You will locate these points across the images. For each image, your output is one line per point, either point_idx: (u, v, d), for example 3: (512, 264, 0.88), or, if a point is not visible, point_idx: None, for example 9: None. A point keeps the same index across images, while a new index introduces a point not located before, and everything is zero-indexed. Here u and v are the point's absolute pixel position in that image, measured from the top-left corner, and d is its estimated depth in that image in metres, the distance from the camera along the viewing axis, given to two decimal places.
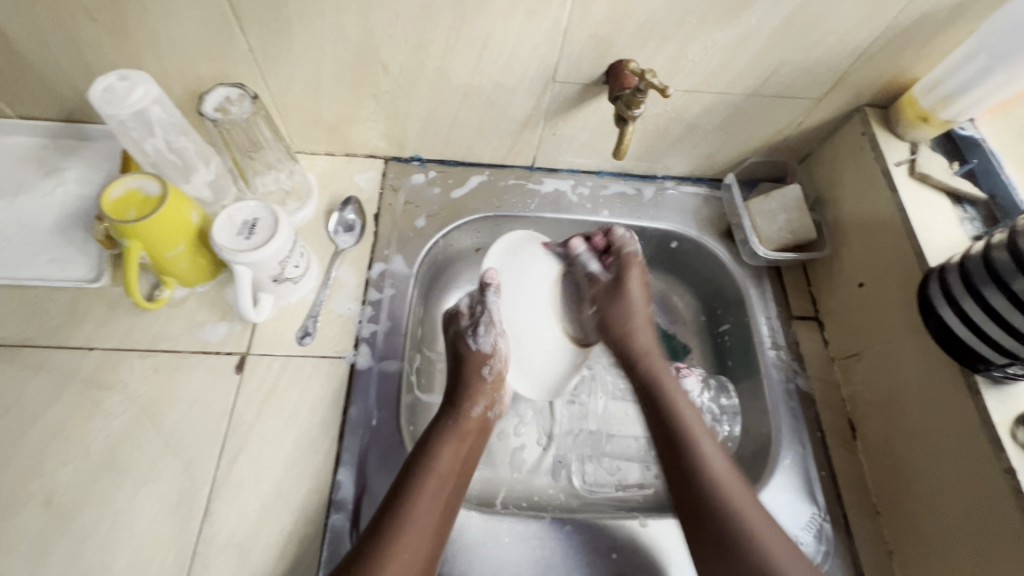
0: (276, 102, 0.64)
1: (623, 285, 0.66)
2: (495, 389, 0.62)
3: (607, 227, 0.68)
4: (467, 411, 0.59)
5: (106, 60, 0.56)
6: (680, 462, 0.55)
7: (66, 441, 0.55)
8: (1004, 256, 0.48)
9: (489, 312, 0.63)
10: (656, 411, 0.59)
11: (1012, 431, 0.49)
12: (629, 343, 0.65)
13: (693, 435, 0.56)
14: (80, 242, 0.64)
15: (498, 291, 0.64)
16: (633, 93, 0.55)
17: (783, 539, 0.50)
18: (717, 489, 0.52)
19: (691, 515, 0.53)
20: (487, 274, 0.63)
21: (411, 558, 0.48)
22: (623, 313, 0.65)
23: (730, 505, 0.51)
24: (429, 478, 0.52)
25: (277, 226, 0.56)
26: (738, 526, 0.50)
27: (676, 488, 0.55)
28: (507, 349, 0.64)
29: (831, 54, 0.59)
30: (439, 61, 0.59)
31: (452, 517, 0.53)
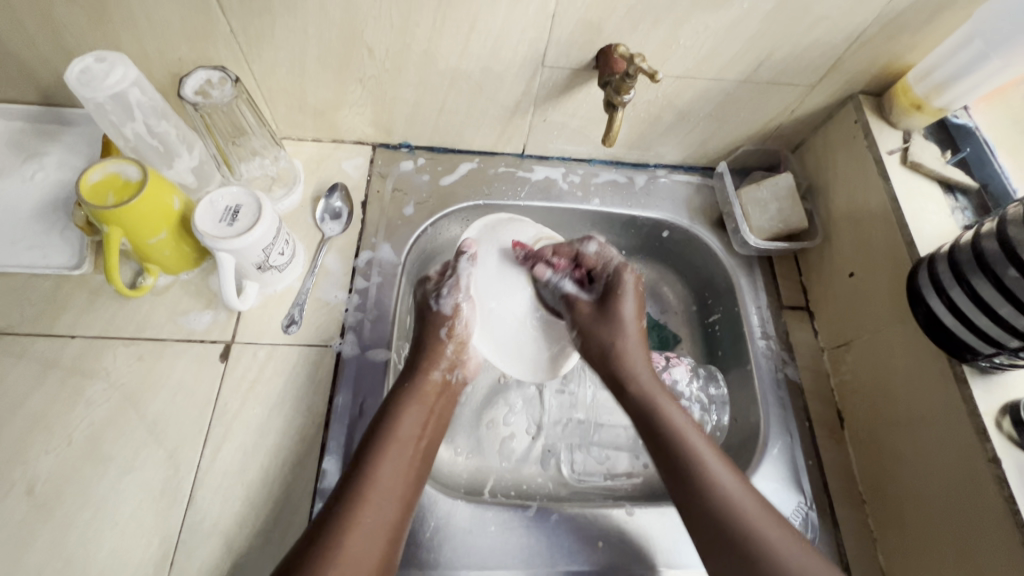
0: (261, 87, 0.63)
1: (613, 307, 0.61)
2: (457, 354, 0.61)
3: (575, 249, 0.63)
4: (426, 373, 0.58)
5: (83, 41, 0.55)
6: (686, 484, 0.52)
7: (49, 429, 0.54)
8: (993, 245, 0.48)
9: (456, 277, 0.61)
10: (653, 435, 0.55)
11: (997, 421, 0.49)
12: (621, 363, 0.59)
13: (693, 450, 0.53)
14: (61, 228, 0.63)
15: (474, 260, 0.62)
16: (623, 78, 0.55)
17: (798, 550, 0.48)
18: (734, 514, 0.49)
19: (705, 540, 0.50)
20: (464, 243, 0.62)
21: (375, 523, 0.47)
22: (615, 334, 0.60)
23: (747, 525, 0.49)
24: (390, 447, 0.52)
25: (261, 211, 0.55)
26: (760, 547, 0.48)
27: (694, 529, 0.51)
28: (471, 313, 0.62)
29: (823, 40, 0.58)
30: (425, 44, 0.58)
31: (419, 483, 0.52)
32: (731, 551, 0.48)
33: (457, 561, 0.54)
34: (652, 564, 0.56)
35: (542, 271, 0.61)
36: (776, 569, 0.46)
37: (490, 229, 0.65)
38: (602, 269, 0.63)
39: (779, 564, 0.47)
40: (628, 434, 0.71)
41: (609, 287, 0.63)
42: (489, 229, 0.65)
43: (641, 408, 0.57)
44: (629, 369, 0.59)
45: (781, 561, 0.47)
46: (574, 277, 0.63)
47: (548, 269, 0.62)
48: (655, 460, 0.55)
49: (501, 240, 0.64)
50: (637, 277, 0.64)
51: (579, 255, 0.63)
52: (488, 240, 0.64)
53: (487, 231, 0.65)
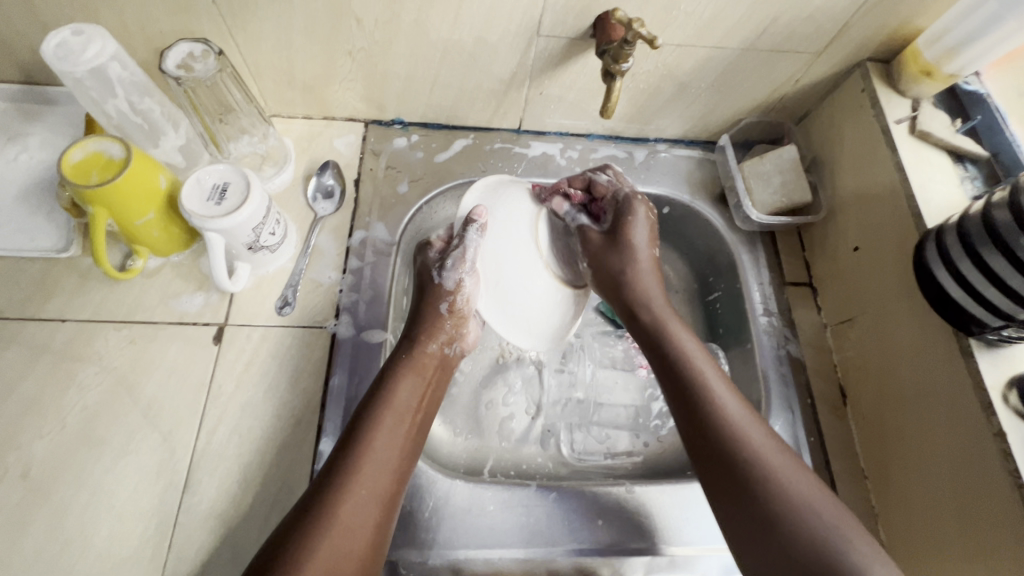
0: (247, 61, 0.61)
1: (624, 237, 0.61)
2: (456, 327, 0.60)
3: (587, 177, 0.63)
4: (424, 346, 0.58)
5: (59, 14, 0.53)
6: (691, 407, 0.51)
7: (42, 413, 0.54)
8: (1005, 215, 0.46)
9: (463, 248, 0.57)
10: (663, 358, 0.56)
11: (1004, 395, 0.48)
12: (633, 291, 0.60)
13: (700, 374, 0.53)
14: (47, 210, 0.62)
15: (482, 230, 0.57)
16: (621, 46, 0.53)
17: (799, 475, 0.46)
18: (734, 434, 0.49)
19: (703, 460, 0.49)
20: (475, 211, 0.57)
21: (370, 491, 0.47)
22: (625, 262, 0.60)
23: (745, 446, 0.48)
24: (386, 416, 0.51)
25: (249, 189, 0.53)
26: (753, 469, 0.47)
27: (693, 447, 0.50)
28: (475, 287, 0.59)
29: (832, 3, 0.56)
30: (415, 14, 0.55)
31: (415, 453, 0.52)
32: (722, 468, 0.48)
33: (455, 540, 0.54)
34: (653, 541, 0.56)
35: (559, 207, 0.61)
36: (765, 491, 0.46)
37: (495, 189, 0.61)
38: (610, 197, 0.63)
39: (771, 484, 0.46)
40: (629, 413, 0.70)
41: (619, 214, 0.62)
42: (490, 193, 0.60)
43: (651, 334, 0.58)
44: (641, 300, 0.60)
45: (770, 479, 0.46)
46: (589, 212, 0.63)
47: (564, 203, 0.61)
48: (664, 386, 0.55)
49: (508, 205, 0.59)
50: (647, 205, 0.63)
51: (590, 184, 0.64)
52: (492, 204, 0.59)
53: (493, 193, 0.60)
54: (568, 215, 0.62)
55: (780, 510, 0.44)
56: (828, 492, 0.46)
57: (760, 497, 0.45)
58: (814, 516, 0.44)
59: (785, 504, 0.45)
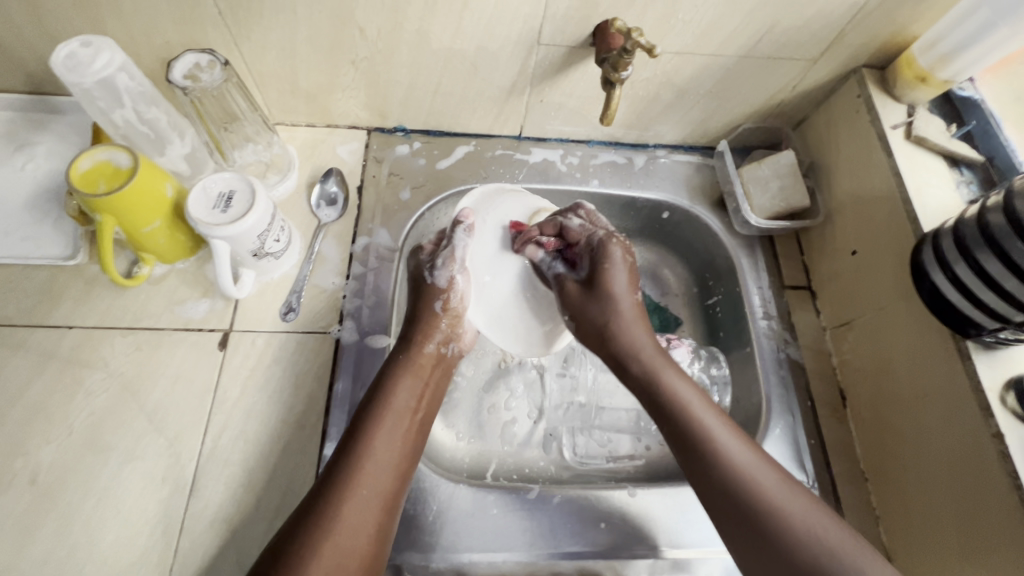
0: (252, 71, 0.62)
1: (602, 287, 0.58)
2: (451, 327, 0.60)
3: (559, 221, 0.61)
4: (420, 346, 0.58)
5: (68, 26, 0.54)
6: (699, 463, 0.50)
7: (49, 420, 0.54)
8: (999, 219, 0.47)
9: (451, 248, 0.60)
10: (661, 411, 0.53)
11: (1001, 396, 0.49)
12: (622, 344, 0.57)
13: (703, 424, 0.51)
14: (54, 218, 0.63)
15: (470, 231, 0.61)
16: (620, 54, 0.54)
17: (826, 528, 0.45)
18: (755, 497, 0.47)
19: (722, 515, 0.48)
20: (463, 213, 0.61)
21: (372, 490, 0.48)
22: (608, 313, 0.57)
23: (763, 501, 0.47)
24: (385, 418, 0.52)
25: (255, 197, 0.54)
26: (781, 528, 0.45)
27: (710, 505, 0.49)
28: (466, 285, 0.61)
29: (827, 11, 0.57)
30: (418, 24, 0.56)
31: (415, 453, 0.52)
32: (754, 537, 0.46)
33: (459, 544, 0.54)
34: (655, 543, 0.56)
35: (533, 251, 0.60)
36: (800, 555, 0.44)
37: (486, 198, 0.63)
38: (585, 242, 0.60)
39: (806, 547, 0.44)
40: (630, 416, 0.71)
41: (595, 259, 0.59)
42: (486, 197, 0.63)
43: (644, 384, 0.55)
44: (632, 351, 0.57)
45: (796, 534, 0.45)
46: (563, 258, 0.61)
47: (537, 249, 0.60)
48: (666, 438, 0.53)
49: (499, 212, 0.63)
50: (622, 244, 0.60)
51: (562, 230, 0.61)
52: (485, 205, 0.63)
53: (484, 200, 0.63)
54: (544, 262, 0.60)
55: (817, 570, 0.43)
56: (847, 530, 0.45)
57: (795, 556, 0.44)
58: (842, 561, 0.43)
59: (810, 552, 0.44)
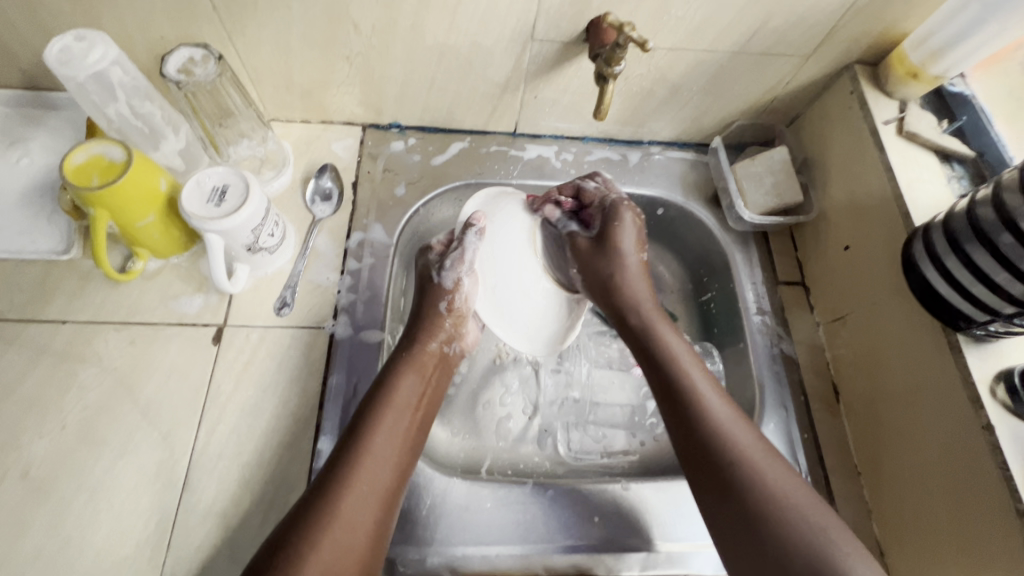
0: (246, 66, 0.62)
1: (610, 242, 0.60)
2: (456, 325, 0.61)
3: (575, 185, 0.64)
4: (424, 344, 0.58)
5: (62, 20, 0.54)
6: (679, 411, 0.52)
7: (42, 414, 0.54)
8: (989, 213, 0.47)
9: (462, 251, 0.59)
10: (652, 363, 0.56)
11: (992, 389, 0.49)
12: (624, 296, 0.59)
13: (685, 374, 0.53)
14: (49, 213, 0.63)
15: (481, 234, 0.60)
16: (613, 49, 0.54)
17: (782, 474, 0.47)
18: (720, 439, 0.49)
19: (693, 465, 0.50)
20: (473, 216, 0.59)
21: (370, 487, 0.47)
22: (610, 266, 0.60)
23: (732, 450, 0.48)
24: (386, 416, 0.52)
25: (249, 192, 0.54)
26: (739, 471, 0.47)
27: (682, 452, 0.51)
28: (472, 287, 0.61)
29: (820, 7, 0.57)
30: (412, 19, 0.56)
31: (416, 450, 0.53)
32: (709, 472, 0.48)
33: (453, 537, 0.54)
34: (649, 537, 0.56)
35: (550, 211, 0.61)
36: (751, 490, 0.46)
37: (493, 201, 0.62)
38: (598, 203, 0.62)
39: (758, 486, 0.46)
40: (625, 412, 0.71)
41: (606, 220, 0.61)
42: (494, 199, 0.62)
43: (635, 330, 0.59)
44: (630, 304, 0.59)
45: (759, 483, 0.46)
46: (577, 219, 0.63)
47: (555, 209, 0.62)
48: (653, 386, 0.55)
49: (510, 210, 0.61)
50: (634, 210, 0.62)
51: (579, 193, 0.64)
52: (493, 207, 0.61)
53: (492, 202, 0.62)
54: (561, 221, 0.62)
55: (768, 515, 0.44)
56: (814, 494, 0.46)
57: (755, 509, 0.45)
58: (801, 520, 0.44)
59: (768, 503, 0.45)
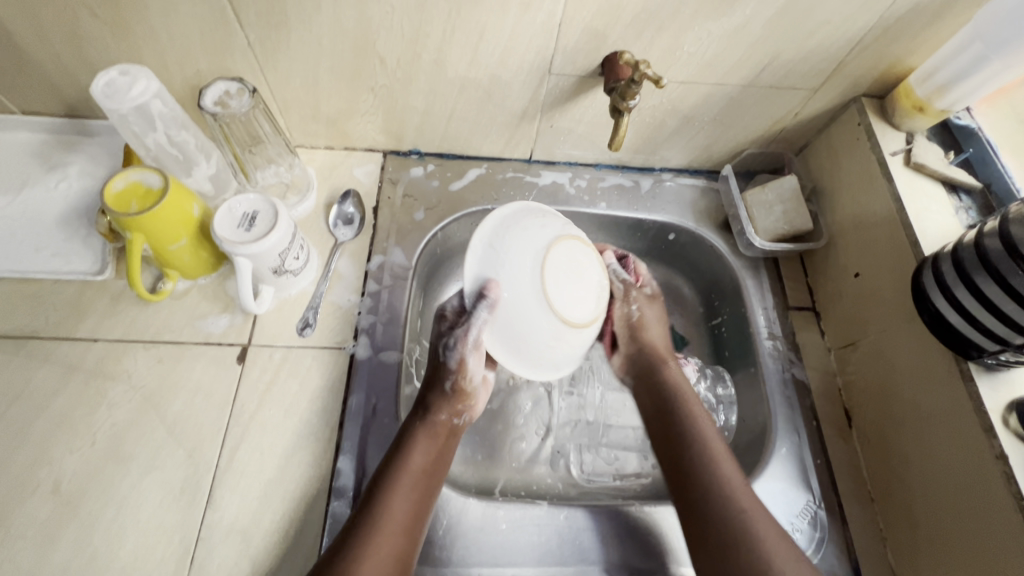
0: (276, 97, 0.65)
1: (652, 308, 0.66)
2: (462, 400, 0.58)
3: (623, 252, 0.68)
4: (434, 415, 0.57)
5: (108, 55, 0.57)
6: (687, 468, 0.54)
7: (72, 430, 0.56)
8: (995, 244, 0.49)
9: (468, 328, 0.55)
10: (667, 422, 0.58)
11: (1004, 418, 0.50)
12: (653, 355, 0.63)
13: (688, 408, 0.58)
14: (84, 235, 0.65)
15: (492, 305, 0.53)
16: (627, 85, 0.56)
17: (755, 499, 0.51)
18: (706, 462, 0.53)
19: (694, 524, 0.51)
20: (487, 286, 0.53)
21: (385, 553, 0.48)
22: (653, 326, 0.64)
23: (736, 508, 0.50)
24: (399, 483, 0.51)
25: (277, 217, 0.56)
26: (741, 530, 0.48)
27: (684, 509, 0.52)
28: (478, 364, 0.57)
29: (826, 44, 0.59)
30: (435, 54, 0.59)
31: (426, 518, 0.52)
32: (692, 493, 0.52)
33: (469, 558, 0.55)
34: (662, 561, 0.56)
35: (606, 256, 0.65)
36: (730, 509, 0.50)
37: (496, 251, 0.54)
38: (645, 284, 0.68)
39: (737, 515, 0.49)
40: (637, 434, 0.71)
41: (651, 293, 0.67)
42: (509, 219, 0.56)
43: (648, 368, 0.62)
44: (654, 361, 0.63)
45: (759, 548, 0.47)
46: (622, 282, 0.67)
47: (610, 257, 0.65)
48: (662, 442, 0.57)
49: (512, 260, 0.53)
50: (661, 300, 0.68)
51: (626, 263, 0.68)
52: (501, 230, 0.55)
53: (494, 254, 0.54)
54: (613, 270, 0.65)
55: None
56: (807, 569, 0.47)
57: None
58: None
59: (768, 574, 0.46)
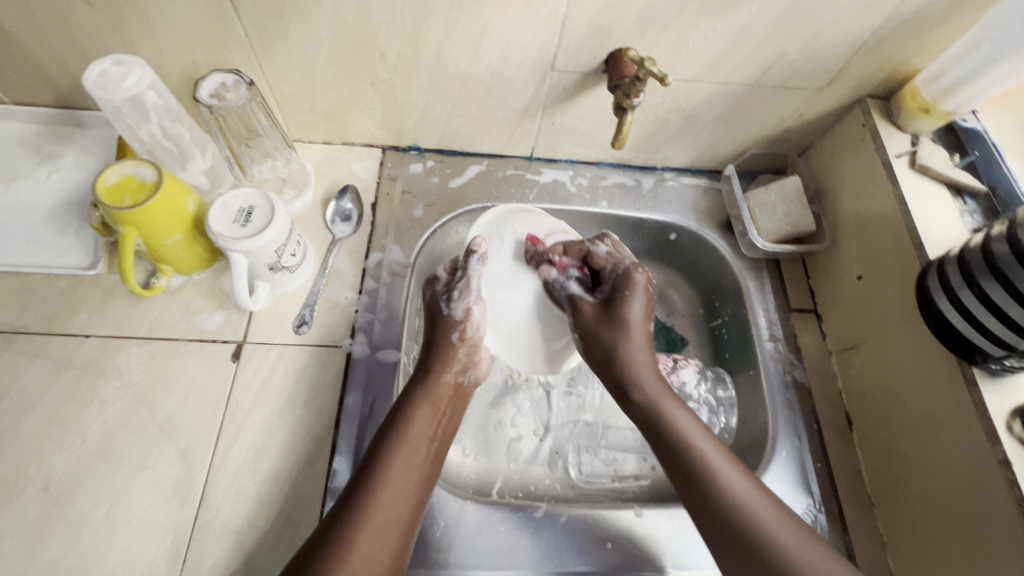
0: (274, 90, 0.64)
1: (618, 313, 0.59)
2: (470, 355, 0.60)
3: (585, 247, 0.63)
4: (439, 376, 0.58)
5: (101, 45, 0.56)
6: (697, 491, 0.50)
7: (63, 427, 0.55)
8: (1003, 248, 0.48)
9: (467, 279, 0.60)
10: (661, 440, 0.54)
11: (1008, 423, 0.49)
12: (628, 370, 0.58)
13: (704, 455, 0.52)
14: (75, 228, 0.64)
15: (483, 260, 0.61)
16: (633, 81, 0.55)
17: (818, 555, 0.46)
18: (739, 511, 0.48)
19: (721, 546, 0.48)
20: (475, 240, 0.61)
21: (387, 520, 0.47)
22: (619, 338, 0.59)
23: (757, 527, 0.47)
24: (401, 446, 0.52)
25: (275, 212, 0.55)
26: (773, 548, 0.46)
27: (707, 530, 0.49)
28: (482, 317, 0.61)
29: (833, 44, 0.59)
30: (437, 48, 0.58)
31: (431, 482, 0.52)
32: (750, 566, 0.46)
33: (466, 560, 0.54)
34: (661, 565, 0.56)
35: (547, 271, 0.62)
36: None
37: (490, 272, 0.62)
38: (610, 269, 0.62)
39: (758, 530, 0.47)
40: (636, 436, 0.71)
41: (617, 288, 0.61)
42: (496, 224, 0.65)
43: (649, 414, 0.56)
44: (633, 377, 0.58)
45: (801, 569, 0.45)
46: (580, 278, 0.63)
47: (551, 270, 0.62)
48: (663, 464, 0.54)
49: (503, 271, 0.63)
50: (646, 277, 0.61)
51: (588, 255, 0.63)
52: (495, 236, 0.64)
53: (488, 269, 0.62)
54: (558, 282, 0.62)
55: None
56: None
57: None
58: None
59: None
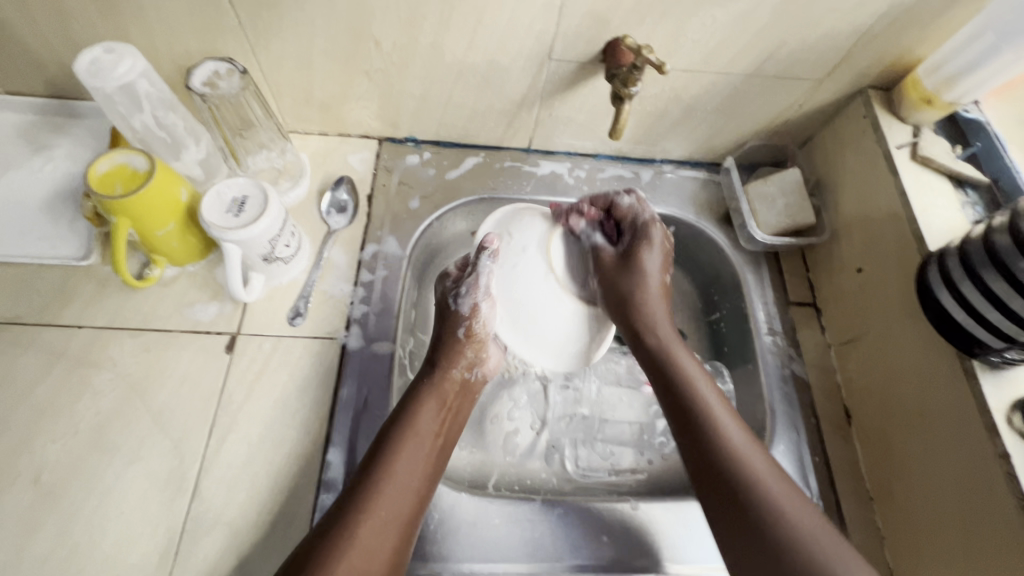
0: (268, 80, 0.63)
1: (635, 259, 0.59)
2: (477, 352, 0.59)
3: (608, 199, 0.63)
4: (445, 371, 0.58)
5: (93, 33, 0.55)
6: (692, 432, 0.52)
7: (55, 418, 0.55)
8: (1004, 239, 0.47)
9: (475, 275, 0.57)
10: (664, 380, 0.56)
11: (1008, 416, 0.49)
12: (641, 314, 0.58)
13: (704, 403, 0.53)
14: (69, 219, 0.64)
15: (494, 256, 0.57)
16: (630, 71, 0.55)
17: (805, 509, 0.46)
18: (732, 453, 0.49)
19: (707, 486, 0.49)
20: (486, 238, 0.57)
21: (389, 515, 0.47)
22: (635, 283, 0.58)
23: (747, 471, 0.48)
24: (406, 441, 0.51)
25: (267, 203, 0.55)
26: (758, 494, 0.47)
27: (694, 467, 0.51)
28: (492, 313, 0.58)
29: (834, 33, 0.58)
30: (432, 37, 0.58)
31: (435, 479, 0.52)
32: (731, 504, 0.47)
33: (460, 553, 0.54)
34: (657, 559, 0.55)
35: (574, 222, 0.59)
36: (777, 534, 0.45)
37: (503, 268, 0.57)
38: (630, 220, 0.61)
39: (746, 474, 0.48)
40: (633, 430, 0.70)
41: (635, 238, 0.61)
42: (508, 219, 0.60)
43: (658, 361, 0.57)
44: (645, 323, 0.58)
45: (784, 515, 0.45)
46: (604, 230, 0.62)
47: (578, 220, 0.60)
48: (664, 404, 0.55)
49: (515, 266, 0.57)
50: (663, 231, 0.62)
51: (610, 206, 0.63)
52: (505, 229, 0.59)
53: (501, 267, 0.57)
54: (585, 231, 0.60)
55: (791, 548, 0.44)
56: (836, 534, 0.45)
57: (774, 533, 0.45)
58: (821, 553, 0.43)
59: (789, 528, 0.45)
